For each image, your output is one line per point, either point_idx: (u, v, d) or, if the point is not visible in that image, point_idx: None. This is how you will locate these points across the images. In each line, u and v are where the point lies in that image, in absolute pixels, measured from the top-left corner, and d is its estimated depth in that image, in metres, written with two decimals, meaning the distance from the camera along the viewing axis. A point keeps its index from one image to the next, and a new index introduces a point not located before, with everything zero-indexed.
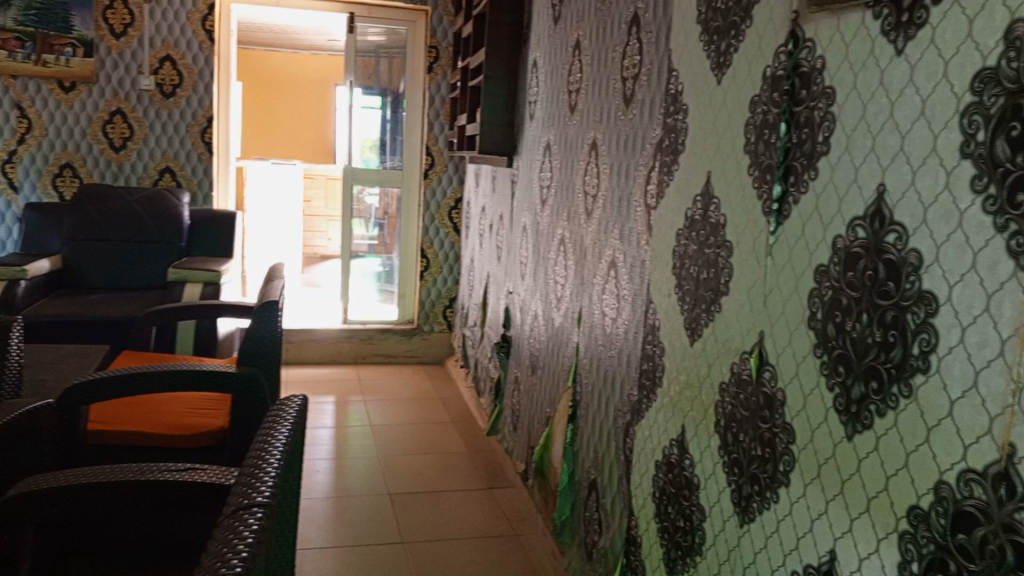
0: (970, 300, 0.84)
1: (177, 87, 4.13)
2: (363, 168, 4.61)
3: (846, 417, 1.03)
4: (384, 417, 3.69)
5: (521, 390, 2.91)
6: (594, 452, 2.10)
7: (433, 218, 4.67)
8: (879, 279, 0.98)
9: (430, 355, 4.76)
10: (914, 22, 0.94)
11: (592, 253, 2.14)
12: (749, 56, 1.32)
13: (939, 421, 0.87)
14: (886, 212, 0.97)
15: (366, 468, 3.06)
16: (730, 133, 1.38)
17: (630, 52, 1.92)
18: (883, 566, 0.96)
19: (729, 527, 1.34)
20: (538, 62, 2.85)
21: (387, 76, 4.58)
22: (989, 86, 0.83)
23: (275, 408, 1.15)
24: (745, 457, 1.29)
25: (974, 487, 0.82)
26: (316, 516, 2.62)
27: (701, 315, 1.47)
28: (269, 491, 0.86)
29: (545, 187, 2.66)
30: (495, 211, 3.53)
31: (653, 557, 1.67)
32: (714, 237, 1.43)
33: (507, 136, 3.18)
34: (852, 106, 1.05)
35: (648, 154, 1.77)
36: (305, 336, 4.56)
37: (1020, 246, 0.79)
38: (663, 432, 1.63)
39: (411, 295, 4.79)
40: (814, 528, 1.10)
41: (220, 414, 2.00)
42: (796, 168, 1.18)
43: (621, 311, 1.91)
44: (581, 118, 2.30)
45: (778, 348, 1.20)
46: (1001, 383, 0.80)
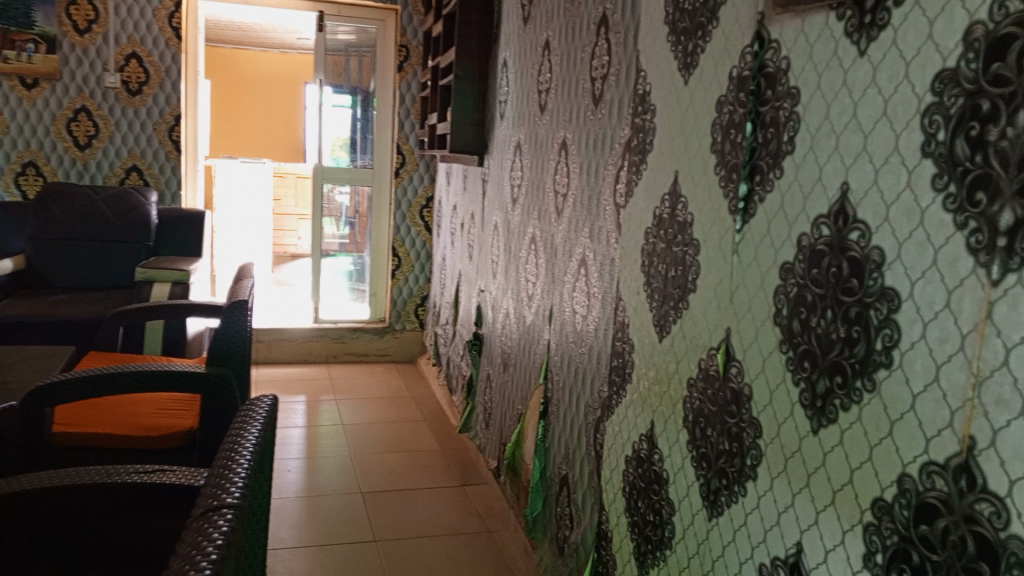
0: (931, 297, 0.86)
1: (144, 85, 4.07)
2: (333, 167, 4.58)
3: (812, 411, 1.05)
4: (356, 416, 3.68)
5: (493, 388, 2.92)
6: (565, 449, 2.12)
7: (404, 217, 4.65)
8: (843, 276, 1.00)
9: (402, 353, 4.75)
10: (877, 23, 0.96)
11: (563, 252, 2.15)
12: (715, 57, 1.34)
13: (902, 414, 0.89)
14: (850, 211, 1.00)
15: (338, 467, 3.05)
16: (697, 133, 1.40)
17: (599, 52, 1.93)
18: (848, 557, 0.98)
19: (698, 520, 1.36)
20: (508, 61, 2.85)
21: (358, 74, 4.56)
22: (949, 87, 0.85)
23: (245, 408, 1.14)
24: (713, 451, 1.31)
25: (936, 479, 0.84)
26: (288, 516, 2.61)
27: (670, 312, 1.49)
28: (239, 492, 0.86)
29: (515, 186, 2.67)
30: (466, 210, 3.54)
31: (623, 551, 1.69)
32: (681, 235, 1.45)
33: (478, 135, 3.19)
34: (816, 106, 1.07)
35: (617, 153, 1.79)
36: (275, 335, 4.52)
37: (979, 244, 0.81)
38: (633, 428, 1.65)
39: (383, 294, 4.78)
40: (781, 521, 1.12)
41: (189, 415, 1.98)
42: (761, 167, 1.20)
43: (591, 308, 1.93)
44: (550, 118, 2.31)
45: (745, 344, 1.22)
46: (962, 377, 0.82)
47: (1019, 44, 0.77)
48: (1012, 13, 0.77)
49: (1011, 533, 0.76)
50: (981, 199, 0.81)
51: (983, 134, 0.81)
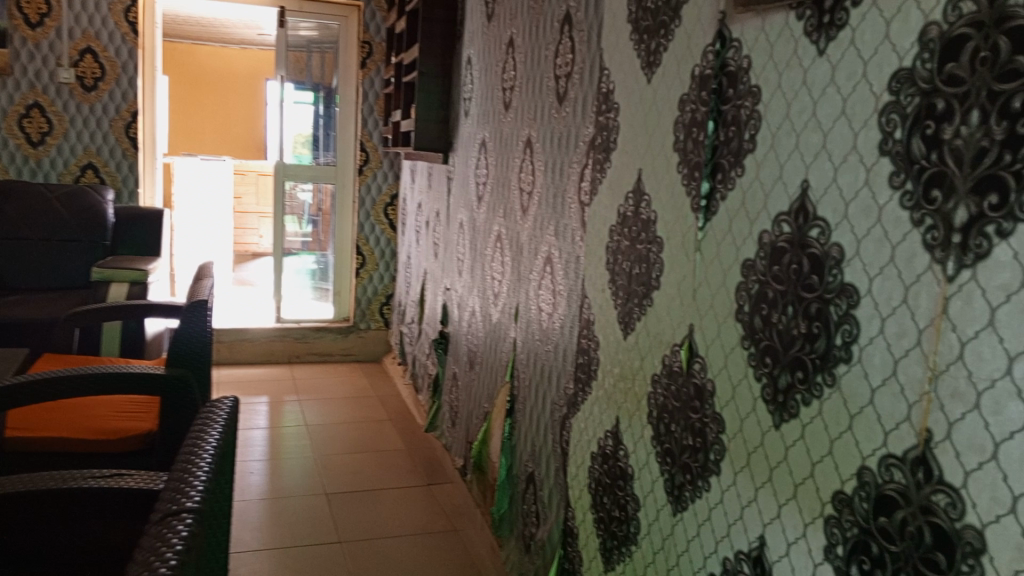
0: (889, 293, 0.88)
1: (99, 81, 3.98)
2: (295, 164, 4.53)
3: (774, 406, 1.07)
4: (320, 417, 3.64)
5: (459, 386, 2.91)
6: (531, 446, 2.12)
7: (369, 215, 4.61)
8: (803, 273, 1.02)
9: (367, 352, 4.71)
10: (835, 23, 0.97)
11: (528, 249, 2.16)
12: (677, 57, 1.35)
13: (861, 409, 0.91)
14: (810, 208, 1.01)
15: (302, 468, 3.02)
16: (660, 132, 1.41)
17: (563, 50, 1.93)
18: (809, 550, 0.99)
19: (662, 515, 1.37)
20: (472, 59, 2.85)
21: (320, 70, 4.51)
22: (905, 87, 0.86)
23: (205, 410, 1.12)
24: (677, 446, 1.32)
25: (894, 472, 0.86)
26: (251, 519, 2.57)
27: (634, 309, 1.50)
28: (199, 496, 0.84)
29: (480, 184, 2.66)
30: (431, 207, 3.52)
31: (589, 548, 1.70)
32: (645, 233, 1.45)
33: (442, 132, 3.17)
34: (776, 105, 1.08)
35: (581, 151, 1.79)
36: (237, 335, 4.45)
37: (935, 241, 0.82)
38: (598, 424, 1.66)
39: (347, 293, 4.74)
40: (744, 515, 1.13)
41: (148, 417, 1.94)
42: (723, 165, 1.21)
43: (556, 305, 1.93)
44: (515, 115, 2.31)
45: (707, 340, 1.23)
46: (919, 371, 0.83)
47: (971, 45, 0.78)
48: (965, 14, 0.79)
49: (966, 523, 0.78)
50: (936, 196, 0.82)
51: (938, 133, 0.82)
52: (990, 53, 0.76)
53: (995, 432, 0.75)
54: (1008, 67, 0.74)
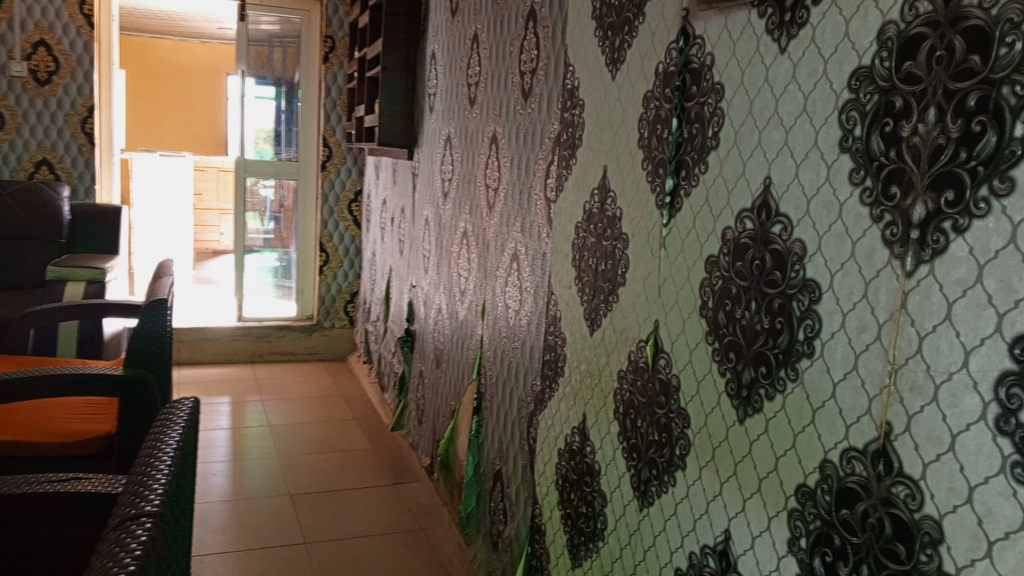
0: (850, 288, 0.89)
1: (53, 75, 3.88)
2: (256, 160, 4.47)
3: (737, 401, 1.08)
4: (284, 416, 3.59)
5: (426, 384, 2.90)
6: (499, 444, 2.12)
7: (332, 211, 4.56)
8: (766, 269, 1.03)
9: (331, 351, 4.67)
10: (796, 21, 0.98)
11: (495, 246, 2.15)
12: (642, 54, 1.35)
13: (823, 403, 0.92)
14: (772, 204, 1.02)
15: (267, 468, 2.98)
16: (625, 128, 1.41)
17: (527, 46, 1.93)
18: (774, 543, 1.01)
19: (629, 511, 1.38)
20: (437, 54, 2.83)
21: (281, 64, 4.45)
22: (865, 84, 0.87)
23: (165, 412, 1.10)
24: (643, 442, 1.33)
25: (855, 464, 0.87)
26: (214, 521, 2.53)
27: (600, 305, 1.50)
28: (159, 499, 0.82)
29: (446, 180, 2.65)
30: (396, 204, 3.49)
31: (557, 544, 1.70)
32: (611, 230, 1.46)
33: (407, 128, 3.15)
34: (739, 102, 1.09)
35: (546, 147, 1.79)
36: (198, 334, 4.38)
37: (894, 236, 0.84)
38: (565, 420, 1.66)
39: (310, 290, 4.69)
40: (709, 509, 1.14)
41: (108, 419, 1.89)
42: (686, 162, 1.21)
43: (523, 302, 1.93)
44: (480, 111, 2.31)
45: (672, 336, 1.24)
46: (879, 365, 0.85)
47: (927, 44, 0.79)
48: (921, 13, 0.80)
49: (925, 514, 0.79)
50: (895, 192, 0.83)
51: (896, 130, 0.83)
52: (945, 52, 0.77)
53: (952, 425, 0.76)
54: (964, 66, 0.75)
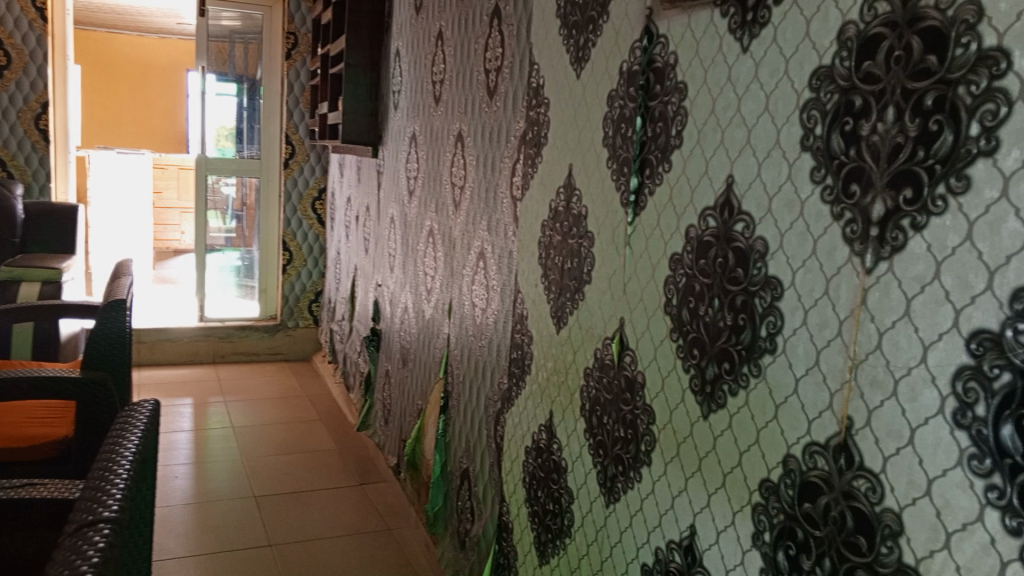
0: (811, 284, 0.90)
1: (5, 69, 3.77)
2: (218, 157, 4.41)
3: (701, 397, 1.09)
4: (248, 418, 3.55)
5: (392, 384, 2.88)
6: (465, 443, 2.11)
7: (295, 209, 4.50)
8: (728, 266, 1.04)
9: (296, 351, 4.61)
10: (758, 21, 0.99)
11: (461, 245, 2.14)
12: (606, 52, 1.36)
13: (786, 398, 0.93)
14: (734, 202, 1.03)
15: (230, 470, 2.94)
16: (590, 127, 1.41)
17: (492, 44, 1.92)
18: (738, 538, 1.02)
19: (596, 507, 1.38)
20: (401, 51, 2.81)
21: (243, 61, 4.39)
22: (825, 84, 0.89)
23: (124, 414, 1.08)
24: (609, 439, 1.33)
25: (817, 459, 0.88)
26: (176, 525, 2.49)
27: (566, 303, 1.50)
28: (118, 504, 0.80)
29: (411, 178, 2.64)
30: (361, 202, 3.47)
31: (524, 541, 1.70)
32: (576, 228, 1.46)
33: (372, 126, 3.13)
34: (702, 101, 1.10)
35: (512, 146, 1.79)
36: (159, 335, 4.31)
37: (854, 234, 0.85)
38: (532, 418, 1.66)
39: (274, 290, 4.63)
40: (674, 505, 1.15)
41: (65, 423, 1.85)
42: (650, 161, 1.22)
43: (489, 301, 1.92)
44: (445, 109, 2.30)
45: (637, 333, 1.24)
46: (840, 361, 0.86)
47: (886, 44, 0.81)
48: (880, 14, 0.81)
49: (885, 506, 0.80)
50: (855, 190, 0.84)
51: (856, 129, 0.84)
52: (904, 52, 0.79)
53: (911, 419, 0.77)
54: (921, 67, 0.77)
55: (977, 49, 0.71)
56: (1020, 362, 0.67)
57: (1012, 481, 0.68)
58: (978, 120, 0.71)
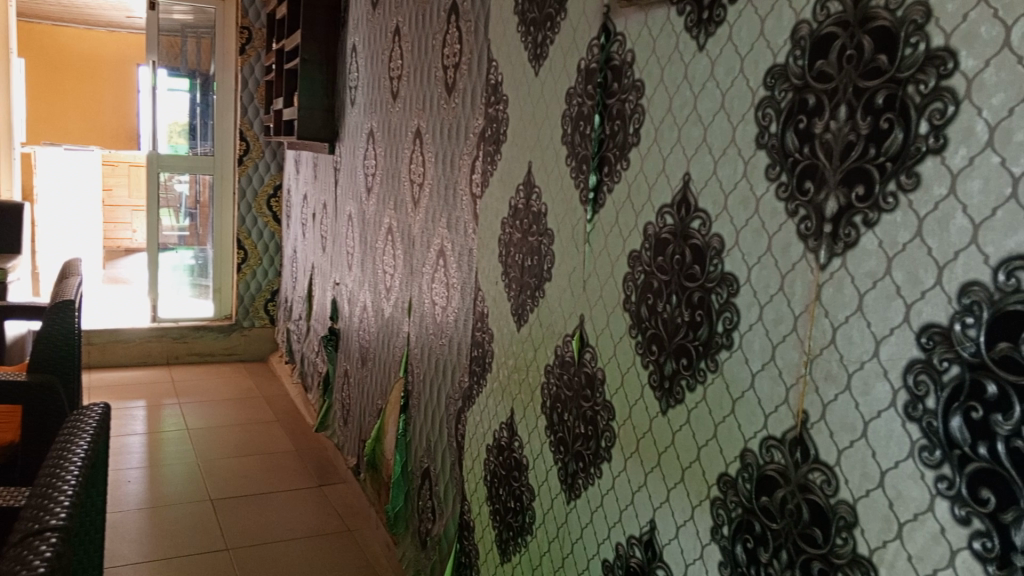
0: (767, 280, 0.91)
1: None
2: (170, 154, 4.32)
3: (660, 392, 1.09)
4: (203, 420, 3.48)
5: (351, 383, 2.85)
6: (426, 442, 2.10)
7: (250, 207, 4.43)
8: (686, 263, 1.04)
9: (252, 352, 4.54)
10: (714, 19, 1.00)
11: (420, 242, 2.13)
12: (564, 49, 1.36)
13: (742, 393, 0.94)
14: (691, 200, 1.04)
15: (185, 474, 2.88)
16: (548, 124, 1.41)
17: (450, 40, 1.91)
18: (697, 532, 1.03)
19: (557, 504, 1.38)
20: (357, 46, 2.78)
21: (195, 56, 4.30)
22: (779, 82, 0.90)
23: (72, 420, 1.04)
24: (570, 435, 1.34)
25: (774, 452, 0.90)
26: (128, 531, 2.42)
27: (527, 301, 1.50)
28: (66, 512, 0.77)
29: (369, 175, 2.61)
30: (317, 199, 3.42)
31: (485, 540, 1.70)
32: (536, 225, 1.46)
33: (328, 122, 3.09)
34: (659, 99, 1.11)
35: (471, 143, 1.78)
36: (110, 336, 4.21)
37: (808, 230, 0.86)
38: (493, 416, 1.66)
39: (228, 289, 4.55)
40: (634, 501, 1.16)
41: (12, 428, 1.79)
42: (609, 159, 1.22)
43: (450, 299, 1.91)
44: (403, 105, 2.28)
45: (597, 330, 1.25)
46: (795, 355, 0.87)
47: (838, 43, 0.82)
48: (832, 14, 0.82)
49: (840, 498, 0.82)
50: (809, 188, 0.85)
51: (810, 127, 0.85)
52: (855, 52, 0.80)
53: (864, 412, 0.79)
54: (872, 66, 0.78)
55: (926, 49, 0.73)
56: (968, 355, 0.69)
57: (962, 472, 0.69)
58: (927, 119, 0.72)
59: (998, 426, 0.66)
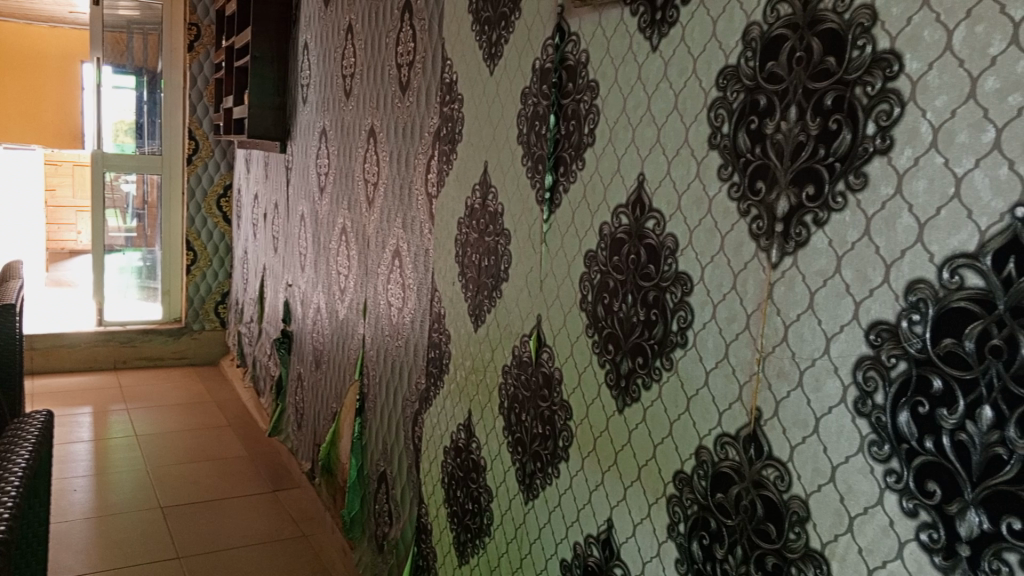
0: (720, 279, 0.92)
1: None
2: (116, 153, 4.21)
3: (616, 391, 1.10)
4: (152, 425, 3.39)
5: (305, 387, 2.81)
6: (382, 446, 2.08)
7: (199, 208, 4.34)
8: (641, 262, 1.05)
9: (202, 355, 4.44)
10: (667, 20, 1.01)
11: (375, 243, 2.11)
12: (519, 48, 1.36)
13: (697, 391, 0.95)
14: (646, 200, 1.04)
15: (134, 481, 2.81)
16: (504, 124, 1.41)
17: (404, 38, 1.90)
18: (654, 529, 1.03)
19: (515, 505, 1.38)
20: (309, 44, 2.74)
21: (142, 53, 4.20)
22: (731, 83, 0.91)
23: (12, 429, 1.00)
24: (527, 435, 1.33)
25: (728, 449, 0.91)
26: (75, 540, 2.35)
27: (484, 301, 1.49)
28: (6, 524, 0.74)
29: (321, 174, 2.57)
30: (269, 198, 3.37)
31: (443, 542, 1.69)
32: (493, 225, 1.45)
33: (279, 121, 3.04)
34: (614, 99, 1.11)
35: (426, 142, 1.77)
36: (54, 340, 4.09)
37: (760, 230, 0.87)
38: (450, 418, 1.65)
39: (177, 291, 4.44)
40: (592, 500, 1.16)
41: None
42: (564, 159, 1.23)
43: (406, 300, 1.90)
44: (356, 103, 2.25)
45: (554, 329, 1.25)
46: (748, 353, 0.88)
47: (788, 45, 0.83)
48: (782, 16, 0.84)
49: (793, 494, 0.83)
50: (761, 187, 0.86)
51: (761, 127, 0.86)
52: (805, 54, 0.81)
53: (816, 408, 0.80)
54: (822, 67, 0.79)
55: (872, 51, 0.74)
56: (915, 351, 0.70)
57: (909, 465, 0.71)
58: (874, 120, 0.74)
59: (943, 420, 0.68)
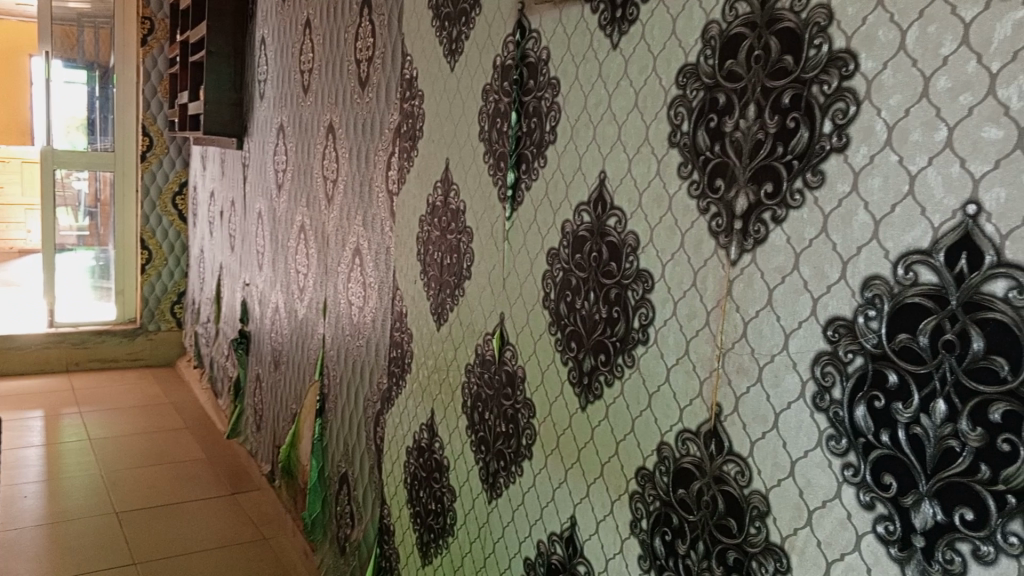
0: (680, 276, 0.93)
1: None
2: (67, 149, 4.10)
3: (579, 388, 1.10)
4: (106, 429, 3.31)
5: (264, 388, 2.76)
6: (343, 446, 2.06)
7: (154, 206, 4.26)
8: (602, 260, 1.05)
9: (158, 356, 4.35)
10: (627, 18, 1.01)
11: (335, 240, 2.08)
12: (480, 45, 1.35)
13: (658, 387, 0.96)
14: (607, 198, 1.04)
15: (87, 486, 2.73)
16: (465, 121, 1.40)
17: (362, 34, 1.88)
18: (617, 526, 1.03)
19: (478, 504, 1.37)
20: (266, 39, 2.70)
21: (93, 47, 4.10)
22: (690, 81, 0.91)
23: None
24: (490, 434, 1.33)
25: (689, 445, 0.91)
26: (26, 548, 2.29)
27: (446, 300, 1.48)
28: None
29: (279, 171, 2.54)
30: (225, 196, 3.32)
31: (406, 543, 1.68)
32: (454, 223, 1.45)
33: (235, 116, 2.98)
34: (574, 96, 1.11)
35: (386, 139, 1.75)
36: (3, 343, 3.97)
37: (720, 227, 0.88)
38: (413, 418, 1.64)
39: (132, 291, 4.34)
40: (555, 497, 1.16)
41: None
42: (526, 157, 1.22)
43: (367, 299, 1.88)
44: (314, 100, 2.22)
45: (517, 327, 1.24)
46: (708, 349, 0.89)
47: (747, 43, 0.84)
48: (740, 14, 0.84)
49: (753, 488, 0.84)
50: (720, 185, 0.87)
51: (720, 126, 0.87)
52: (763, 52, 0.82)
53: (775, 403, 0.81)
54: (779, 66, 0.80)
55: (829, 50, 0.75)
56: (871, 347, 0.71)
57: (866, 459, 0.72)
58: (831, 119, 0.75)
59: (898, 413, 0.69)
